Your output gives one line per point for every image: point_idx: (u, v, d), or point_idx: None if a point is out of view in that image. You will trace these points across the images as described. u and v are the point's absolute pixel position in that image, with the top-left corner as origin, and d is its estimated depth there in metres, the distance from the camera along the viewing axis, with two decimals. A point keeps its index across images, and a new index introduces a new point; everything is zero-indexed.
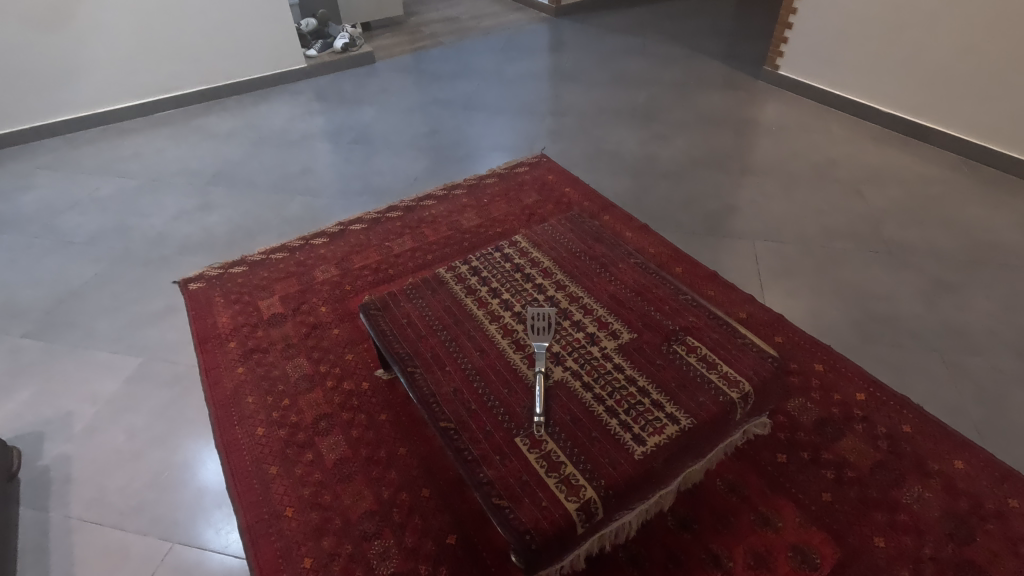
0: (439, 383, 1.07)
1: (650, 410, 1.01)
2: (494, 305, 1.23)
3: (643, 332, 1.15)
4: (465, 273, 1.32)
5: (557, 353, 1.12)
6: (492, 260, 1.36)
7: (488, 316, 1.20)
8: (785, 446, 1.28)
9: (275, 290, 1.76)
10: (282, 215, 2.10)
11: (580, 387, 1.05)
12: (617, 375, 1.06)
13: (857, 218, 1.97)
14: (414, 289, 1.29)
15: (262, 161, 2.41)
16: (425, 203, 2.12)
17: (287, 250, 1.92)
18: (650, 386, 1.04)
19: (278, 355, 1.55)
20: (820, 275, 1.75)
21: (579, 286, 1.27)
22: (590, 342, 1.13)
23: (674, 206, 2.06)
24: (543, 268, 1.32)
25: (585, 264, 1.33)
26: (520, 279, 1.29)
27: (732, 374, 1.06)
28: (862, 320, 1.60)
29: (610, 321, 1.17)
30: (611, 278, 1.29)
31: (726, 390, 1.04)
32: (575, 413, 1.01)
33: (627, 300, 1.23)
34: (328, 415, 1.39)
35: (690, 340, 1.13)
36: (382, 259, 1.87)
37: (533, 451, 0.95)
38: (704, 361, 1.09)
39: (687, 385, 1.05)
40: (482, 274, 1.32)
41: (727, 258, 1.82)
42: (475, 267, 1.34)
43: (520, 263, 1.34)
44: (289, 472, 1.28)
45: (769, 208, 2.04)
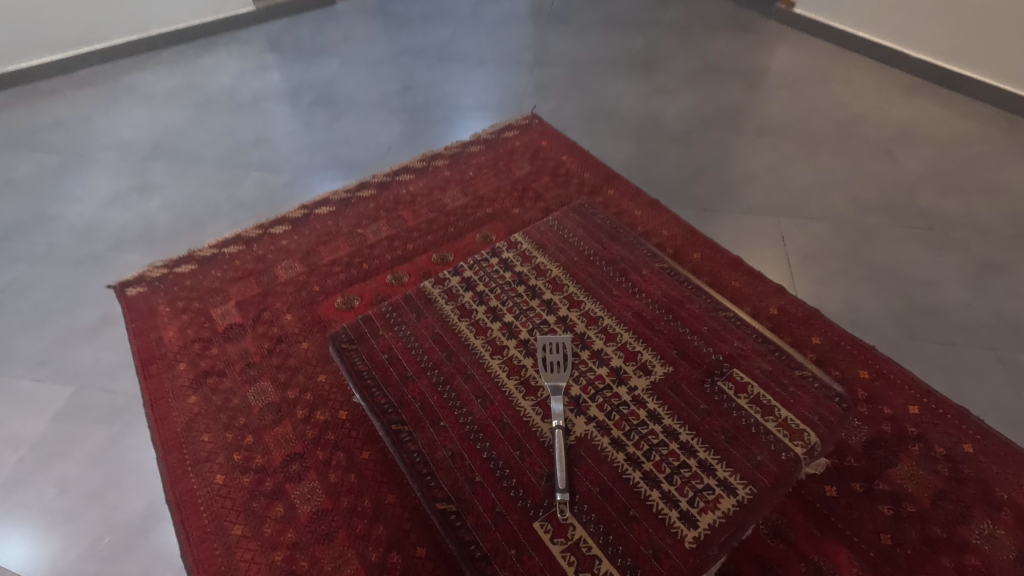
0: (433, 445, 0.88)
1: (698, 476, 0.81)
2: (494, 332, 1.01)
3: (679, 364, 0.95)
4: (456, 287, 1.09)
5: (576, 398, 0.91)
6: (488, 268, 1.13)
7: (488, 346, 0.99)
8: (834, 475, 1.11)
9: (230, 294, 1.50)
10: (234, 196, 1.81)
11: (609, 447, 0.85)
12: (653, 428, 0.87)
13: (890, 185, 1.74)
14: (395, 311, 1.06)
15: (208, 130, 2.07)
16: (402, 178, 1.85)
17: (242, 242, 1.65)
18: (695, 441, 0.85)
19: (237, 379, 1.31)
20: (854, 257, 1.54)
21: (597, 302, 1.06)
22: (615, 380, 0.93)
23: (686, 177, 1.81)
24: (551, 279, 1.10)
25: (602, 272, 1.13)
26: (525, 295, 1.07)
27: (792, 422, 0.87)
28: (906, 312, 1.40)
29: (637, 351, 0.97)
30: (634, 291, 1.09)
31: (787, 444, 0.84)
32: (605, 482, 0.82)
33: (655, 320, 1.02)
34: (300, 455, 1.18)
35: (737, 375, 0.93)
36: (354, 251, 1.61)
37: (556, 540, 0.77)
38: (756, 403, 0.89)
39: (739, 438, 0.85)
40: (477, 287, 1.09)
41: (749, 239, 1.60)
42: (468, 278, 1.11)
43: (522, 273, 1.11)
44: (256, 531, 1.08)
45: (792, 176, 1.80)
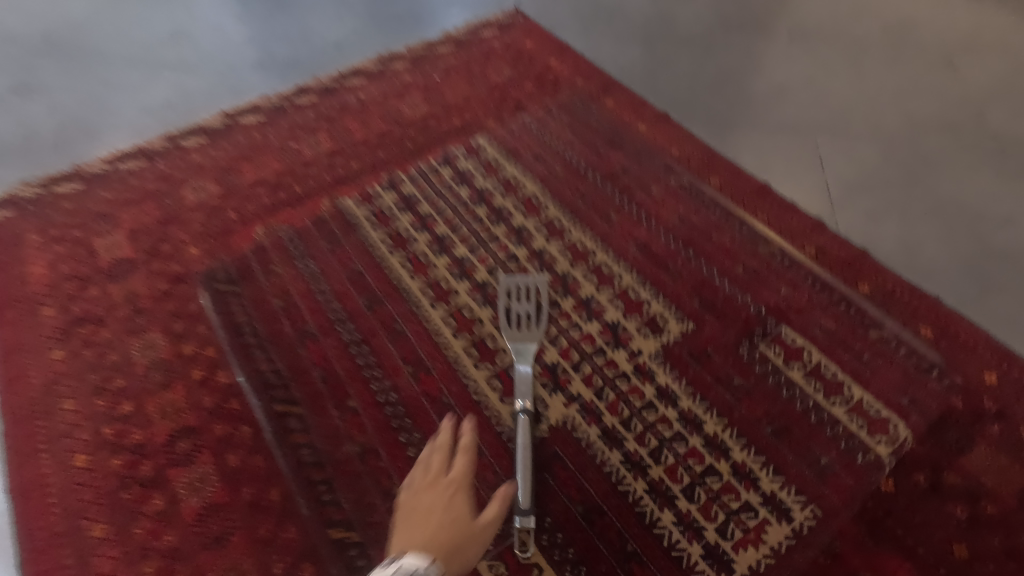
0: (332, 436, 0.87)
1: (730, 492, 0.81)
2: (436, 272, 1.01)
3: (703, 323, 0.94)
4: (393, 215, 1.09)
5: (557, 365, 0.91)
6: (439, 187, 1.12)
7: (428, 292, 0.99)
8: (892, 461, 0.84)
9: (121, 220, 1.18)
10: (139, 101, 1.44)
11: (607, 448, 0.84)
12: (663, 413, 0.86)
13: (953, 101, 1.42)
14: (298, 241, 1.07)
15: (114, 20, 1.68)
16: (352, 83, 1.48)
17: (143, 156, 1.30)
18: (727, 435, 0.84)
19: (117, 329, 1.01)
20: (910, 187, 1.24)
21: (587, 234, 1.04)
22: (614, 344, 0.92)
23: (702, 87, 1.47)
24: (524, 198, 1.09)
25: (594, 184, 1.11)
26: (488, 220, 1.07)
27: (871, 404, 0.87)
28: (975, 255, 1.12)
29: (645, 308, 0.96)
30: (643, 219, 1.06)
31: (872, 445, 0.84)
32: (594, 494, 0.81)
33: (670, 258, 1.01)
34: (192, 431, 0.89)
35: (786, 337, 0.93)
36: (285, 169, 1.27)
37: None
38: (820, 380, 0.89)
39: (797, 434, 0.85)
40: (417, 211, 1.09)
41: (779, 163, 1.29)
42: (406, 197, 1.11)
43: (482, 190, 1.11)
44: (123, 533, 0.81)
45: (830, 88, 1.47)
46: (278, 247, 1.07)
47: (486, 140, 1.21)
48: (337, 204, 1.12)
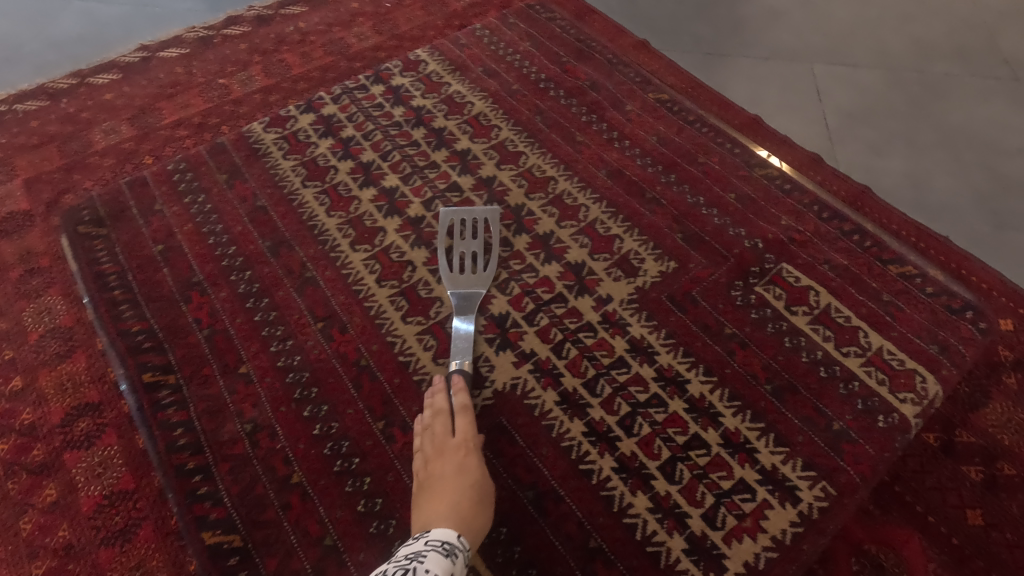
0: (217, 412, 0.74)
1: (722, 467, 0.69)
2: (358, 206, 0.89)
3: (687, 266, 0.82)
4: (311, 141, 0.96)
5: (508, 318, 0.79)
6: (370, 107, 1.00)
7: (346, 229, 0.87)
8: (919, 422, 0.73)
9: (18, 169, 1.01)
10: (44, 33, 1.26)
11: (568, 416, 0.73)
12: (636, 372, 0.75)
13: (962, 23, 1.28)
14: (191, 178, 0.94)
15: None
16: (291, 12, 1.29)
17: (46, 96, 1.13)
18: (714, 396, 0.73)
19: (9, 293, 0.86)
20: (914, 117, 1.11)
21: (545, 159, 0.93)
22: (579, 291, 0.81)
23: (686, 12, 1.32)
24: (470, 116, 0.98)
25: (555, 101, 0.99)
26: (426, 144, 0.95)
27: (892, 351, 0.76)
28: (989, 189, 1.01)
29: (620, 248, 0.84)
30: (617, 139, 0.95)
31: (895, 405, 0.73)
32: (550, 472, 0.70)
33: (647, 184, 0.90)
34: (93, 407, 0.76)
35: (788, 275, 0.82)
36: (211, 109, 1.11)
37: None
38: (829, 326, 0.78)
39: (802, 394, 0.73)
40: (341, 135, 0.97)
41: (770, 93, 1.16)
42: (326, 118, 0.99)
43: (421, 108, 0.99)
44: (9, 529, 0.69)
45: (826, 9, 1.32)
46: (165, 186, 0.94)
47: (427, 55, 1.08)
48: (243, 131, 0.99)
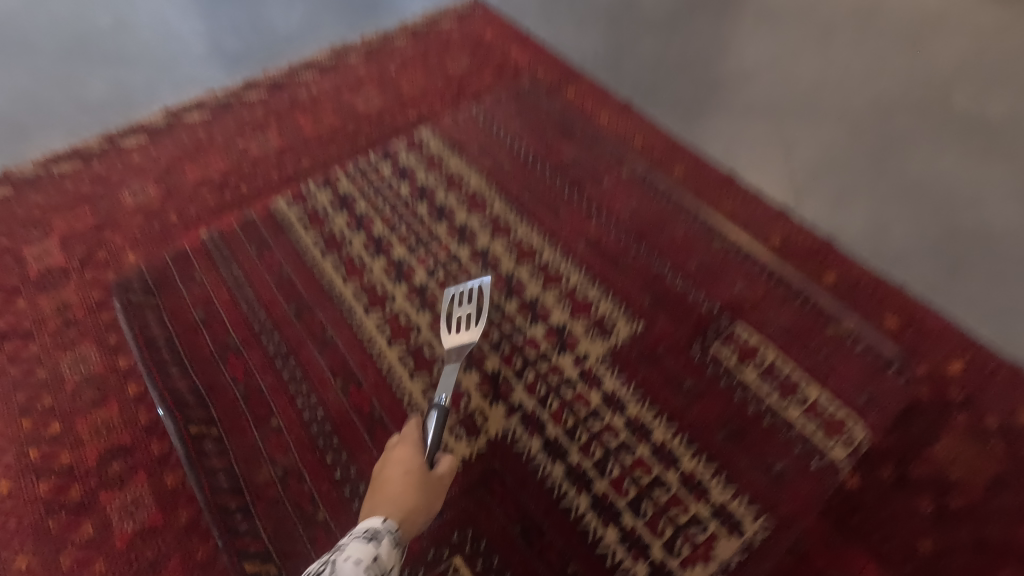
0: (251, 456, 0.82)
1: (679, 503, 0.77)
2: (371, 276, 0.98)
3: (655, 323, 0.91)
4: (327, 214, 1.06)
5: (499, 374, 0.88)
6: (378, 183, 1.09)
7: (361, 296, 0.96)
8: (848, 464, 0.81)
9: (53, 226, 1.11)
10: (76, 98, 1.37)
11: (548, 458, 0.82)
12: (609, 421, 0.83)
13: (919, 82, 1.40)
14: (223, 246, 1.03)
15: (49, 13, 1.59)
16: (303, 78, 1.41)
17: (79, 158, 1.23)
18: (676, 442, 0.81)
19: (48, 344, 0.95)
20: (874, 170, 1.22)
21: (533, 230, 1.02)
22: (559, 348, 0.89)
23: (666, 73, 1.44)
24: (469, 194, 1.07)
25: (540, 175, 1.09)
26: (427, 219, 1.04)
27: (830, 409, 0.84)
28: (944, 238, 1.10)
29: (594, 307, 0.93)
30: (595, 213, 1.03)
31: (827, 448, 0.81)
32: (533, 510, 0.79)
33: (621, 253, 0.98)
34: (126, 450, 0.84)
35: (741, 338, 0.90)
36: (230, 169, 1.21)
37: None
38: (775, 381, 0.86)
39: (751, 439, 0.81)
40: (353, 209, 1.06)
41: (743, 150, 1.26)
42: (342, 195, 1.09)
43: (423, 186, 1.08)
44: (51, 564, 0.75)
45: (795, 70, 1.44)
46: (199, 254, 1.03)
47: (430, 133, 1.19)
48: (268, 206, 1.09)
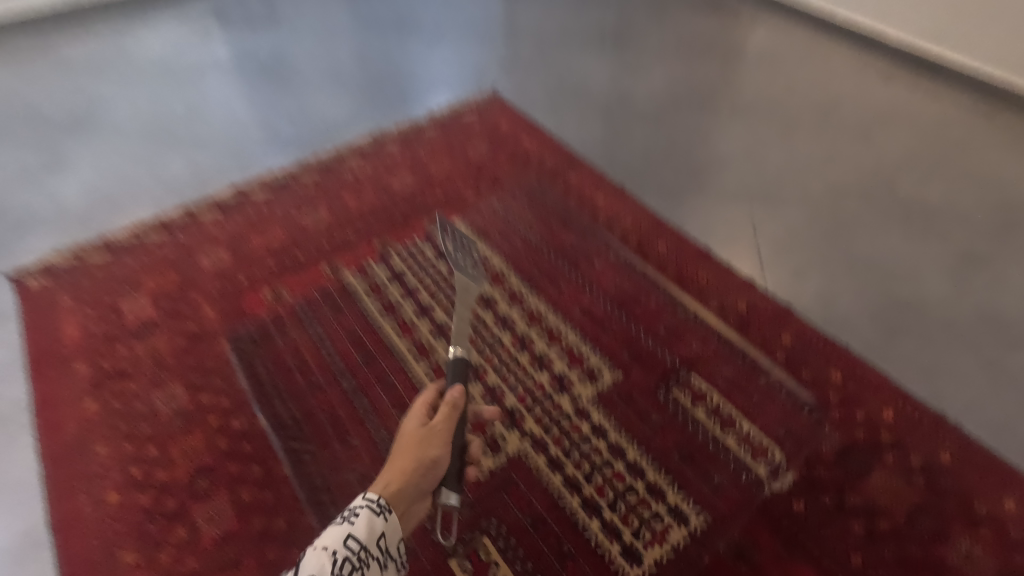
0: (336, 466, 1.03)
1: (645, 502, 0.97)
2: (420, 334, 1.21)
3: (631, 372, 1.12)
4: (383, 284, 1.30)
5: (514, 409, 1.07)
6: (422, 262, 1.35)
7: (413, 350, 1.19)
8: (769, 478, 1.01)
9: (144, 286, 1.34)
10: (158, 176, 1.63)
11: (547, 467, 1.00)
12: (597, 444, 1.03)
13: (869, 172, 1.65)
14: (308, 309, 1.27)
15: (135, 103, 1.89)
16: (348, 161, 1.67)
17: (163, 227, 1.48)
18: (645, 461, 1.01)
19: (144, 383, 1.16)
20: (828, 248, 1.44)
21: (541, 300, 1.24)
22: (559, 389, 1.10)
23: (654, 160, 1.69)
24: (495, 272, 1.29)
25: (547, 258, 1.32)
26: None
27: (757, 438, 1.05)
28: (884, 305, 1.31)
29: (585, 357, 1.14)
30: (585, 286, 1.26)
31: (754, 466, 1.02)
32: (539, 509, 0.96)
33: (606, 318, 1.20)
34: (209, 470, 1.04)
35: (696, 384, 1.11)
36: (288, 239, 1.45)
37: None
38: (719, 416, 1.07)
39: (699, 459, 1.02)
40: (404, 281, 1.31)
41: (718, 228, 1.49)
42: (396, 270, 1.33)
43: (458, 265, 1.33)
44: (151, 560, 0.94)
45: (764, 160, 1.69)
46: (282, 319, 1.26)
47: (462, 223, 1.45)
48: (339, 278, 1.33)
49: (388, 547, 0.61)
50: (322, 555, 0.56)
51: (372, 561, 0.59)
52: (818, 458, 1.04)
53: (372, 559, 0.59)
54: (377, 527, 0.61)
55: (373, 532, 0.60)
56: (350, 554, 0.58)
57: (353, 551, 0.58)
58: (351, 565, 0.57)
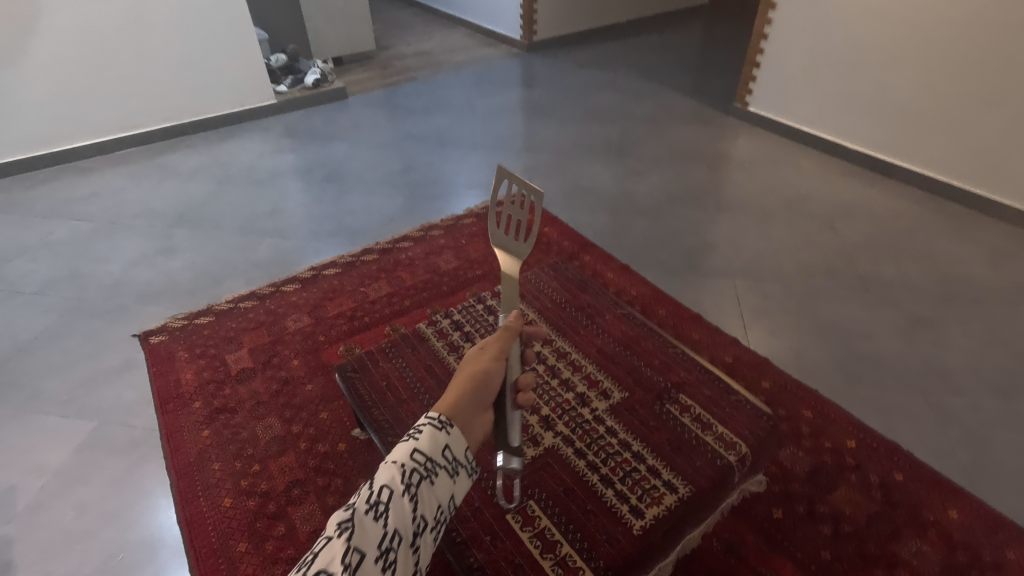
0: None
1: (647, 478, 1.12)
2: None
3: (634, 391, 1.32)
4: (446, 329, 1.50)
5: (548, 417, 1.28)
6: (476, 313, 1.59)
7: None
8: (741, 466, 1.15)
9: (243, 341, 1.66)
10: (250, 258, 2.01)
11: (573, 455, 1.19)
12: (610, 440, 1.21)
13: (833, 253, 1.98)
14: (393, 347, 1.42)
15: (228, 201, 2.32)
16: (402, 245, 2.05)
17: (255, 297, 1.83)
18: (645, 450, 1.17)
19: (246, 415, 1.45)
20: (800, 313, 1.74)
21: (566, 342, 1.49)
22: (581, 403, 1.31)
23: (654, 244, 2.04)
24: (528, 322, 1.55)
25: (568, 313, 1.60)
26: None
27: (728, 436, 1.16)
28: (847, 359, 1.59)
29: (600, 381, 1.36)
30: (598, 331, 1.53)
31: (723, 452, 1.14)
32: (568, 482, 1.14)
33: (614, 355, 1.43)
34: (301, 481, 1.30)
35: (683, 400, 1.27)
36: (356, 306, 1.78)
37: (526, 528, 1.08)
38: (700, 417, 1.21)
39: (682, 449, 1.16)
40: (463, 328, 1.52)
41: (708, 298, 1.80)
42: (456, 320, 1.55)
43: None
44: (259, 548, 1.19)
45: (745, 244, 2.04)
46: None
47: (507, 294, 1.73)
48: (415, 328, 1.51)
49: (452, 458, 0.74)
50: (393, 468, 0.68)
51: (438, 471, 0.71)
52: (792, 476, 1.29)
53: (437, 468, 0.71)
54: (439, 442, 0.73)
55: (436, 446, 0.72)
56: (416, 466, 0.69)
57: (419, 464, 0.70)
58: (420, 475, 0.69)
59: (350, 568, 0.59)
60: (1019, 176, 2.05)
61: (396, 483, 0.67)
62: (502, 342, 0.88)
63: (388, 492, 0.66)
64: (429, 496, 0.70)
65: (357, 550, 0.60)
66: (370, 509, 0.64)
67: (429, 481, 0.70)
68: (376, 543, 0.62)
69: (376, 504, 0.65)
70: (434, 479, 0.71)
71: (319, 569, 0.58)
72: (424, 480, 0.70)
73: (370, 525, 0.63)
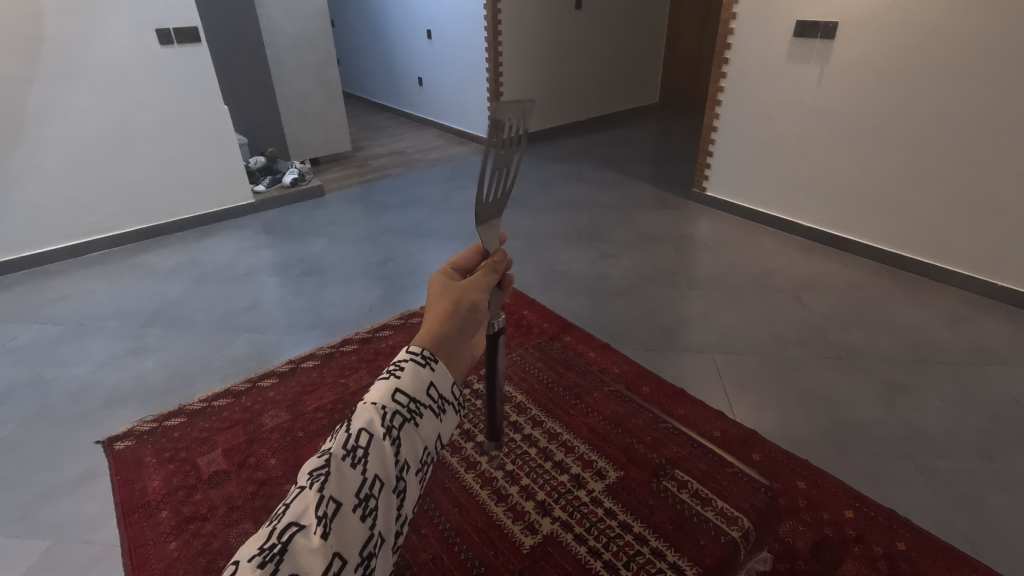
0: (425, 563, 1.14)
1: (651, 560, 1.10)
2: (467, 451, 1.38)
3: (628, 469, 1.32)
4: None
5: (544, 501, 1.24)
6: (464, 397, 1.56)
7: (462, 463, 1.35)
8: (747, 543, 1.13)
9: (216, 442, 1.58)
10: (226, 355, 1.97)
11: (573, 540, 1.15)
12: (610, 523, 1.18)
13: (804, 324, 2.05)
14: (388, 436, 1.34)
15: (203, 299, 2.30)
16: (382, 333, 2.05)
17: (230, 395, 1.77)
18: (646, 531, 1.16)
19: (219, 523, 1.35)
20: (780, 384, 1.77)
21: (555, 421, 1.48)
22: (576, 484, 1.28)
23: (632, 323, 2.08)
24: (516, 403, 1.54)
25: (556, 392, 1.60)
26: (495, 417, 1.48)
27: (729, 510, 1.14)
28: (831, 428, 1.60)
29: (594, 461, 1.35)
30: (587, 409, 1.53)
31: (726, 528, 1.11)
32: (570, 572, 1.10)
33: (606, 433, 1.43)
34: None
35: (679, 475, 1.28)
36: (338, 398, 1.74)
37: None
38: (698, 496, 1.21)
39: (683, 528, 1.15)
40: None
41: (690, 373, 1.82)
42: None
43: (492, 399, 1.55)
44: None
45: (719, 320, 2.09)
46: None
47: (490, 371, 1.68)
48: None
49: (440, 395, 0.57)
50: (371, 409, 0.52)
51: (425, 410, 0.55)
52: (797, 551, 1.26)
53: (423, 408, 0.55)
54: (423, 377, 0.56)
55: (422, 381, 0.55)
56: (400, 408, 0.53)
57: (403, 404, 0.54)
58: (404, 418, 0.54)
59: (325, 521, 0.46)
60: (959, 245, 2.19)
61: (377, 427, 0.52)
62: (489, 279, 0.68)
63: (367, 436, 0.51)
64: (416, 438, 0.54)
65: (333, 499, 0.47)
66: (348, 455, 0.50)
67: (414, 423, 0.54)
68: (354, 491, 0.49)
69: (353, 449, 0.50)
70: (422, 420, 0.55)
71: (289, 523, 0.45)
72: (409, 422, 0.54)
73: (347, 474, 0.49)
